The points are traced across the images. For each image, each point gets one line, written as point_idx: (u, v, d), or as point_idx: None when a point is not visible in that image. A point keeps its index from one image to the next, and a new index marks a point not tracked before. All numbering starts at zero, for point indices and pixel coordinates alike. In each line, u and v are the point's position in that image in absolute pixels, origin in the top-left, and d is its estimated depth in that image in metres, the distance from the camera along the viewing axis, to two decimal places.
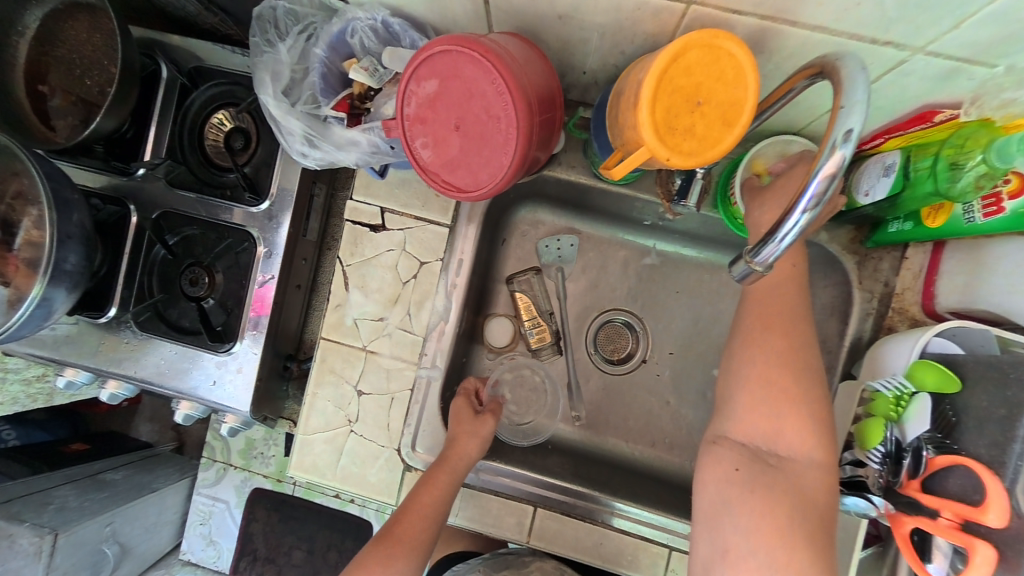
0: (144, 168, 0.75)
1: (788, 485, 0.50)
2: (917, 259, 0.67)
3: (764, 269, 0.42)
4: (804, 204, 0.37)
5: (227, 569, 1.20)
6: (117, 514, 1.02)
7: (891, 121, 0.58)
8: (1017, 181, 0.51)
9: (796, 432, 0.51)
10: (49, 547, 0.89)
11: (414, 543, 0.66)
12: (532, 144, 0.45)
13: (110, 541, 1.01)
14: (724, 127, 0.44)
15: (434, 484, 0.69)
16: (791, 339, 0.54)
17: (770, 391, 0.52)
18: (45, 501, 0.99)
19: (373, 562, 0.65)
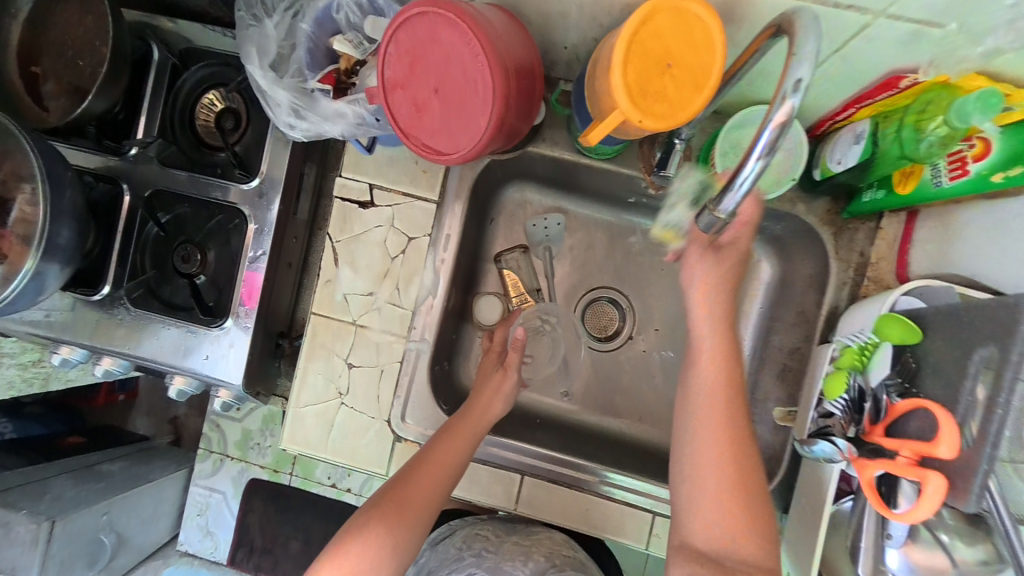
0: (136, 147, 0.77)
1: (743, 564, 0.56)
2: (891, 228, 0.69)
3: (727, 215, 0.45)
4: (758, 152, 0.39)
5: (224, 561, 1.19)
6: (113, 504, 1.03)
7: (862, 89, 0.57)
8: (981, 145, 0.53)
9: (749, 542, 0.56)
10: (46, 534, 0.88)
11: (431, 491, 0.66)
12: (508, 108, 0.46)
13: (106, 531, 1.02)
14: (694, 91, 0.46)
15: (456, 437, 0.69)
16: (727, 377, 0.59)
17: (726, 508, 0.57)
18: (41, 491, 0.98)
19: (389, 504, 0.64)
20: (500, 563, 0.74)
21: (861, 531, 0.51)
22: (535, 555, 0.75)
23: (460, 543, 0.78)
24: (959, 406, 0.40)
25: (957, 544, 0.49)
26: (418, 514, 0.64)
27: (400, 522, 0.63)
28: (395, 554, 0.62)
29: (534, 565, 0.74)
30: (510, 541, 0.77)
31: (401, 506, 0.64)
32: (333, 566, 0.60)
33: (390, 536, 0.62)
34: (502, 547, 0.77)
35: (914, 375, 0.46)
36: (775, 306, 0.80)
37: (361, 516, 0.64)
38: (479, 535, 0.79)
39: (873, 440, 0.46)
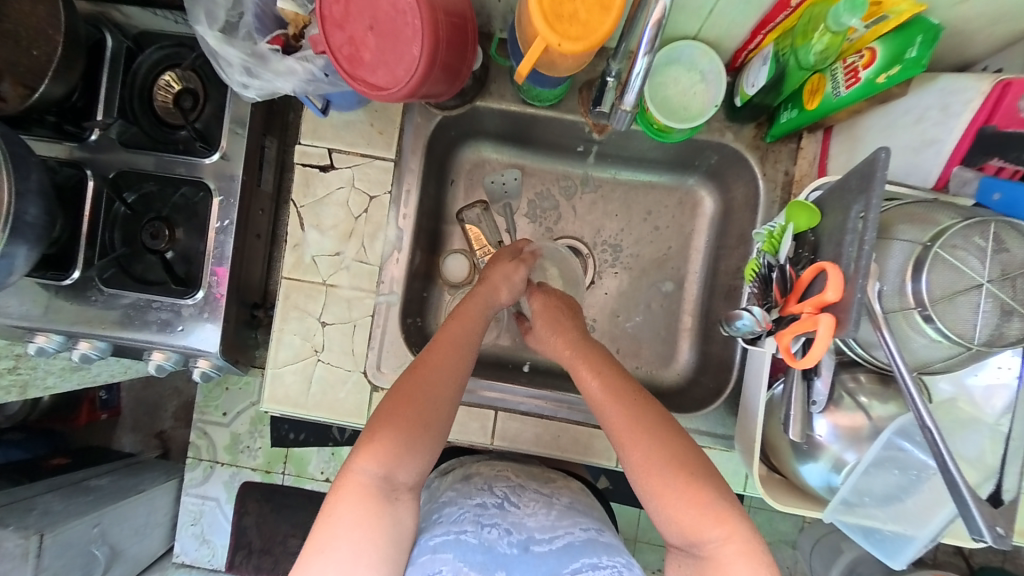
0: (97, 130, 0.79)
1: (667, 460, 0.57)
2: (811, 147, 0.76)
3: (632, 109, 0.56)
4: (643, 50, 0.50)
5: (223, 566, 1.18)
6: (105, 515, 1.01)
7: (764, 14, 0.63)
8: (868, 54, 0.57)
9: (642, 448, 0.59)
10: (36, 548, 0.87)
11: (452, 372, 0.66)
12: (438, 40, 0.54)
13: (99, 542, 0.99)
14: (603, 12, 0.53)
15: (465, 323, 0.71)
16: (615, 385, 0.64)
17: (628, 436, 0.60)
18: (28, 508, 0.96)
19: (412, 388, 0.63)
20: (522, 517, 0.67)
21: (790, 401, 0.54)
22: (556, 505, 0.70)
23: (481, 487, 0.72)
24: (844, 256, 0.45)
25: (873, 404, 0.55)
26: (444, 396, 0.64)
27: (427, 405, 0.63)
28: (426, 436, 0.62)
29: (558, 513, 0.68)
30: (531, 490, 0.73)
31: (425, 389, 0.63)
32: (370, 458, 0.58)
33: (421, 418, 0.62)
34: (523, 497, 0.71)
35: (815, 247, 0.52)
36: (719, 235, 0.86)
37: (387, 406, 0.62)
38: (500, 476, 0.75)
39: (785, 310, 0.51)
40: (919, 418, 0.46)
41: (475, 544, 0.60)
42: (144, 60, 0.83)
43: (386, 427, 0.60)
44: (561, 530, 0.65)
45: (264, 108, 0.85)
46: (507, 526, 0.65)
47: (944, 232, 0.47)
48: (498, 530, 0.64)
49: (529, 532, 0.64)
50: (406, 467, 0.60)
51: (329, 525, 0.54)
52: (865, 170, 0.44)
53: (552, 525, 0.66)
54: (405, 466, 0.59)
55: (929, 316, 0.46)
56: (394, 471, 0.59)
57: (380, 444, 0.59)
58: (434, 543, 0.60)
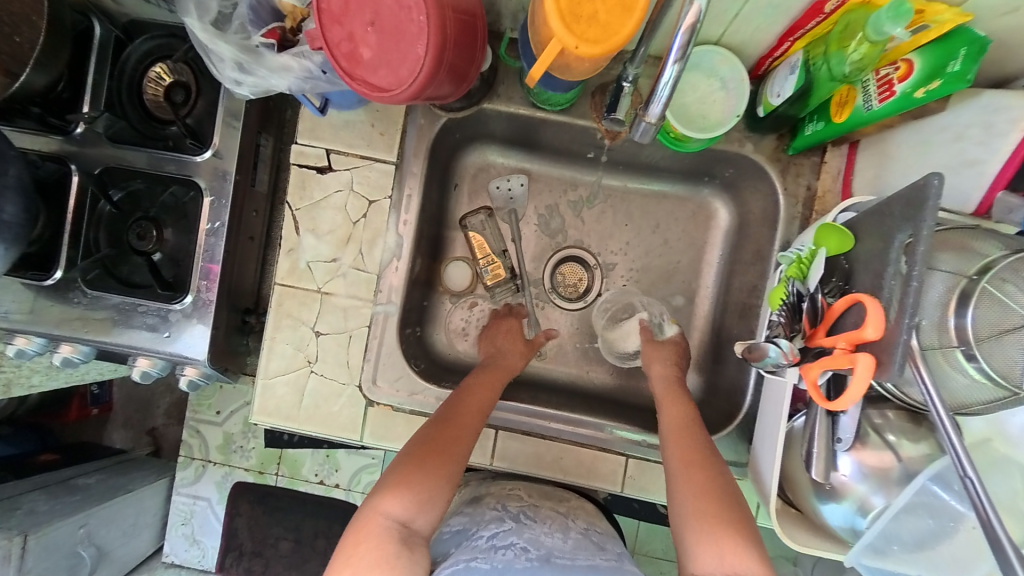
0: (82, 123, 0.75)
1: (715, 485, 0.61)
2: (834, 162, 0.72)
3: (656, 121, 0.51)
4: (673, 56, 0.44)
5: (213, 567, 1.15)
6: (92, 515, 0.97)
7: (792, 20, 0.59)
8: (905, 66, 0.54)
9: (697, 472, 0.62)
10: (19, 549, 0.83)
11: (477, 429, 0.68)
12: (445, 38, 0.50)
13: (86, 543, 0.95)
14: (624, 14, 0.49)
15: (490, 385, 0.73)
16: (686, 414, 0.69)
17: (688, 456, 0.64)
18: (13, 507, 0.92)
19: (442, 437, 0.65)
20: (539, 534, 0.64)
21: (813, 436, 0.51)
22: (573, 530, 0.67)
23: (494, 506, 0.69)
24: (883, 289, 0.42)
25: (902, 442, 0.52)
26: (468, 447, 0.66)
27: (455, 454, 0.64)
28: (451, 488, 0.63)
29: (576, 537, 0.65)
30: (546, 508, 0.70)
31: (453, 438, 0.65)
32: (397, 502, 0.59)
33: (449, 467, 0.63)
34: (539, 514, 0.68)
35: (848, 275, 0.49)
36: (734, 249, 0.82)
37: (416, 454, 0.63)
38: (513, 495, 0.72)
39: (814, 342, 0.47)
40: (958, 464, 0.42)
41: (487, 569, 0.56)
42: (133, 52, 0.78)
43: (414, 474, 0.61)
44: (584, 553, 0.61)
45: (260, 104, 0.81)
46: (524, 544, 0.61)
47: (992, 265, 0.43)
48: (514, 550, 0.60)
49: (548, 548, 0.61)
50: (427, 516, 0.60)
51: (349, 566, 0.54)
52: (913, 196, 0.40)
53: (571, 549, 0.62)
54: (427, 514, 0.60)
55: (973, 355, 0.43)
56: (415, 519, 0.59)
57: (408, 488, 0.60)
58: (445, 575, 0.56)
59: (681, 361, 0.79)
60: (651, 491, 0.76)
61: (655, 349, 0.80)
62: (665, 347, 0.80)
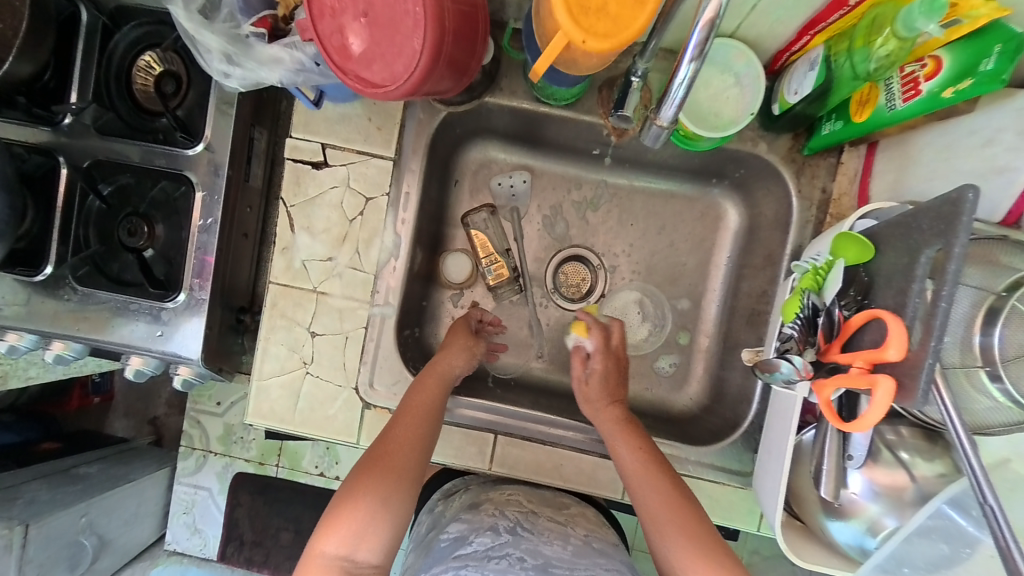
0: (69, 115, 0.72)
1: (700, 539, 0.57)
2: (852, 163, 0.69)
3: (670, 126, 0.48)
4: (690, 55, 0.42)
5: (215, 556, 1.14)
6: (93, 505, 0.95)
7: (814, 13, 0.56)
8: (933, 63, 0.50)
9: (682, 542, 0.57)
10: (20, 539, 0.82)
11: (416, 443, 0.63)
12: (444, 30, 0.47)
13: (87, 533, 0.95)
14: (635, 6, 0.46)
15: (430, 392, 0.67)
16: (648, 452, 0.65)
17: (670, 522, 0.59)
18: (13, 496, 0.92)
19: (377, 456, 0.61)
20: (537, 545, 0.62)
21: (824, 453, 0.49)
22: (574, 538, 0.65)
23: (492, 513, 0.67)
24: (907, 308, 0.39)
25: (916, 462, 0.50)
26: (408, 463, 0.61)
27: (391, 472, 0.60)
28: (394, 511, 0.58)
29: (575, 550, 0.62)
30: (545, 517, 0.68)
31: (389, 458, 0.61)
32: (331, 538, 0.55)
33: (387, 487, 0.59)
34: (539, 522, 0.67)
35: (867, 289, 0.46)
36: (743, 252, 0.80)
37: (346, 485, 0.59)
38: (512, 502, 0.70)
39: (828, 357, 0.45)
40: (978, 490, 0.40)
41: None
42: (121, 40, 0.75)
43: (344, 506, 0.57)
44: (582, 566, 0.59)
45: (254, 96, 0.78)
46: (520, 554, 0.59)
47: (1023, 283, 0.41)
48: (509, 561, 0.58)
49: (546, 559, 0.59)
50: (370, 547, 0.56)
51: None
52: (943, 210, 0.37)
53: (569, 559, 0.60)
54: (368, 546, 0.56)
55: (998, 376, 0.41)
56: (357, 552, 0.55)
57: (341, 522, 0.56)
58: None
59: (620, 386, 0.73)
60: None
61: (586, 381, 0.73)
62: (596, 375, 0.73)
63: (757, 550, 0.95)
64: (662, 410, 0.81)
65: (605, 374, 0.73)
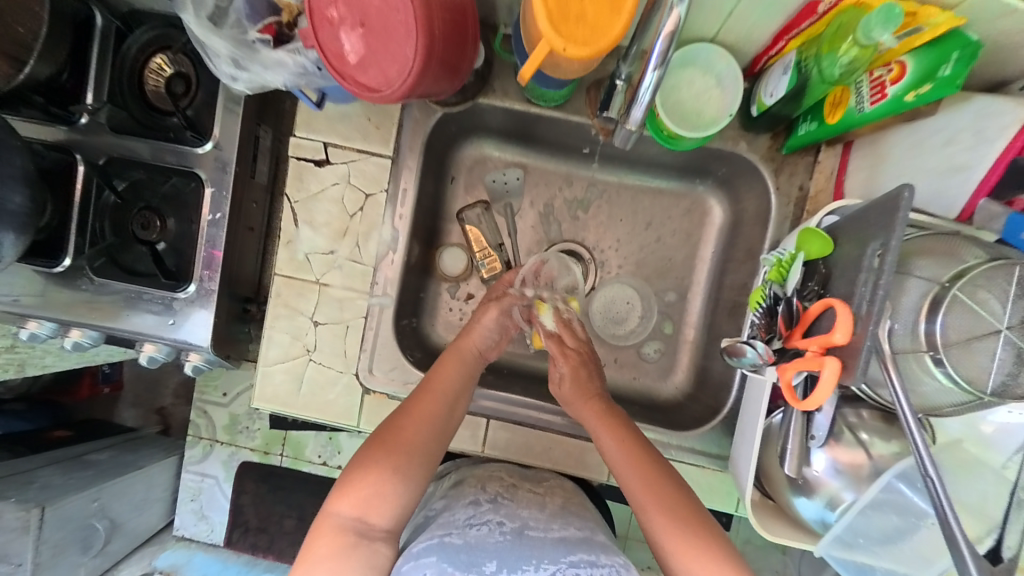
0: (85, 114, 0.76)
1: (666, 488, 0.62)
2: (829, 161, 0.72)
3: (637, 128, 0.52)
4: (653, 62, 0.45)
5: (221, 541, 1.19)
6: (104, 490, 1.00)
7: (788, 18, 0.59)
8: (898, 68, 0.53)
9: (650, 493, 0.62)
10: (36, 521, 0.87)
11: (433, 419, 0.66)
12: (434, 38, 0.51)
13: (99, 516, 1.00)
14: (612, 18, 0.50)
15: (449, 372, 0.71)
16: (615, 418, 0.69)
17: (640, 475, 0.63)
18: (29, 480, 0.96)
19: (391, 429, 0.65)
20: (515, 511, 0.66)
21: (788, 434, 0.53)
22: (549, 506, 0.69)
23: (474, 487, 0.71)
24: (856, 296, 0.43)
25: (875, 441, 0.54)
26: (421, 438, 0.65)
27: (405, 446, 0.63)
28: (406, 481, 0.62)
29: (551, 513, 0.67)
30: (524, 489, 0.72)
31: (403, 433, 0.64)
32: (345, 500, 0.59)
33: (399, 459, 0.62)
34: (517, 495, 0.70)
35: (825, 280, 0.50)
36: (727, 247, 0.83)
37: (362, 452, 0.63)
38: (495, 476, 0.74)
39: (789, 343, 0.49)
40: (922, 465, 0.44)
41: (460, 544, 0.58)
42: (133, 42, 0.78)
43: (358, 472, 0.61)
44: (556, 525, 0.64)
45: (259, 96, 0.82)
46: (499, 519, 0.64)
47: (965, 273, 0.44)
48: (489, 526, 0.62)
49: (523, 521, 0.64)
50: (381, 512, 0.59)
51: (306, 561, 0.55)
52: (887, 206, 0.41)
53: (545, 520, 0.65)
54: (379, 510, 0.59)
55: (940, 360, 0.44)
56: (368, 515, 0.59)
57: (354, 488, 0.60)
58: (418, 549, 0.58)
59: (592, 381, 0.75)
60: None
61: (559, 385, 0.76)
62: (566, 380, 0.75)
63: (748, 539, 0.98)
64: (648, 398, 0.85)
65: (575, 375, 0.75)
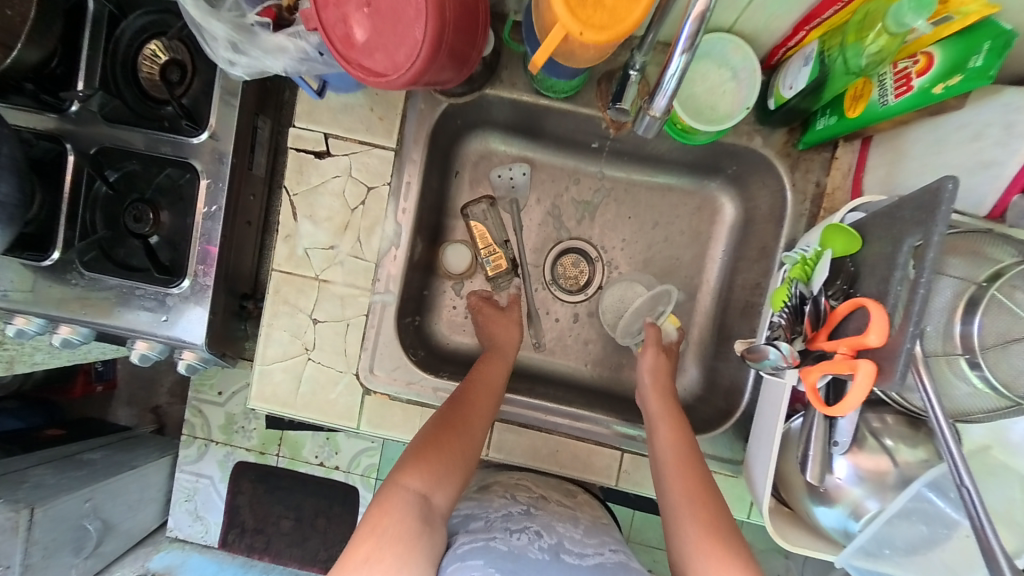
0: (77, 101, 0.73)
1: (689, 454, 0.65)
2: (846, 157, 0.70)
3: (662, 116, 0.49)
4: (681, 46, 0.43)
5: (215, 543, 1.16)
6: (98, 489, 0.97)
7: (809, 8, 0.57)
8: (924, 59, 0.51)
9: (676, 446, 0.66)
10: (25, 522, 0.84)
11: (490, 409, 0.69)
12: (446, 21, 0.48)
13: (91, 517, 0.96)
14: (632, 0, 0.47)
15: (500, 366, 0.75)
16: (665, 395, 0.72)
17: (674, 435, 0.66)
18: (19, 480, 0.93)
19: (454, 412, 0.66)
20: (551, 523, 0.65)
21: (810, 438, 0.50)
22: (580, 522, 0.69)
23: (502, 494, 0.71)
24: (890, 295, 0.41)
25: (900, 447, 0.51)
26: (482, 426, 0.67)
27: (468, 430, 0.65)
28: (465, 465, 0.64)
29: (585, 530, 0.67)
30: (554, 502, 0.72)
31: (467, 417, 0.66)
32: (416, 475, 0.59)
33: (463, 443, 0.64)
34: (549, 506, 0.70)
35: (852, 278, 0.48)
36: (739, 245, 0.81)
37: (432, 432, 0.64)
38: (520, 487, 0.74)
39: (814, 344, 0.47)
40: (956, 475, 0.41)
41: (504, 551, 0.57)
42: (127, 28, 0.75)
43: (430, 449, 0.62)
44: (592, 549, 0.63)
45: (257, 86, 0.79)
46: (535, 531, 0.62)
47: (1002, 273, 0.42)
48: (528, 536, 0.61)
49: (560, 539, 0.62)
50: (444, 493, 0.60)
51: (373, 536, 0.53)
52: (925, 200, 0.39)
53: (581, 538, 0.64)
54: (444, 491, 0.60)
55: (977, 364, 0.42)
56: (434, 494, 0.59)
57: (425, 462, 0.60)
58: (463, 550, 0.58)
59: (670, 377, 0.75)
60: (644, 485, 0.76)
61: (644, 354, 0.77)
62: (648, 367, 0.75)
63: (753, 543, 0.97)
64: None
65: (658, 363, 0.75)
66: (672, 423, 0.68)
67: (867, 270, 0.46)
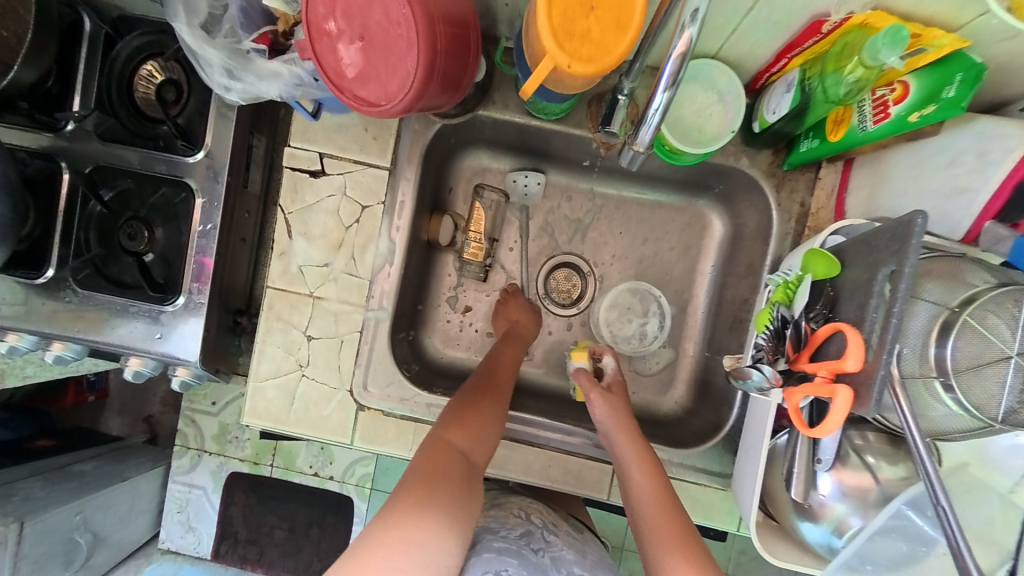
0: (72, 121, 0.73)
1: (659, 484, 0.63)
2: (829, 178, 0.72)
3: (643, 149, 0.51)
4: (664, 83, 0.44)
5: (207, 554, 1.15)
6: (88, 502, 0.96)
7: (791, 37, 0.59)
8: (900, 88, 0.53)
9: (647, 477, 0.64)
10: (15, 536, 0.83)
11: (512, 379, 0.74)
12: (438, 52, 0.49)
13: (82, 530, 0.96)
14: (619, 33, 0.49)
15: (521, 343, 0.79)
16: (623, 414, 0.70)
17: (643, 466, 0.65)
18: (9, 493, 0.92)
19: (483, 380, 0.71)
20: (569, 549, 0.69)
21: (795, 457, 0.52)
22: (590, 553, 0.71)
23: (518, 513, 0.73)
24: (867, 321, 0.43)
25: (881, 465, 0.53)
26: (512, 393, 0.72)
27: (499, 394, 0.70)
28: (500, 424, 0.68)
29: (591, 563, 0.69)
30: (565, 528, 0.74)
31: (498, 384, 0.71)
32: (458, 432, 0.64)
33: (496, 405, 0.69)
34: (559, 531, 0.72)
35: (832, 303, 0.50)
36: (727, 261, 0.82)
37: (464, 397, 0.68)
38: (532, 508, 0.76)
39: (795, 366, 0.48)
40: (932, 494, 0.42)
41: (534, 562, 0.63)
42: (123, 48, 0.76)
43: (469, 409, 0.67)
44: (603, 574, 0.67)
45: (252, 106, 0.80)
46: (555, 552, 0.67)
47: (975, 298, 0.44)
48: (552, 555, 0.66)
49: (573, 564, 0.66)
50: (482, 450, 0.65)
51: (422, 486, 0.58)
52: (898, 231, 0.41)
53: (589, 567, 0.67)
54: (483, 448, 0.65)
55: (950, 386, 0.44)
56: (474, 452, 0.64)
57: (467, 422, 0.65)
58: (497, 546, 0.64)
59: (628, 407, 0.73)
60: None
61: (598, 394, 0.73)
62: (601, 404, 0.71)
63: (744, 549, 0.99)
64: (648, 413, 0.85)
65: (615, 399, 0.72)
66: (638, 449, 0.66)
67: (846, 295, 0.47)
